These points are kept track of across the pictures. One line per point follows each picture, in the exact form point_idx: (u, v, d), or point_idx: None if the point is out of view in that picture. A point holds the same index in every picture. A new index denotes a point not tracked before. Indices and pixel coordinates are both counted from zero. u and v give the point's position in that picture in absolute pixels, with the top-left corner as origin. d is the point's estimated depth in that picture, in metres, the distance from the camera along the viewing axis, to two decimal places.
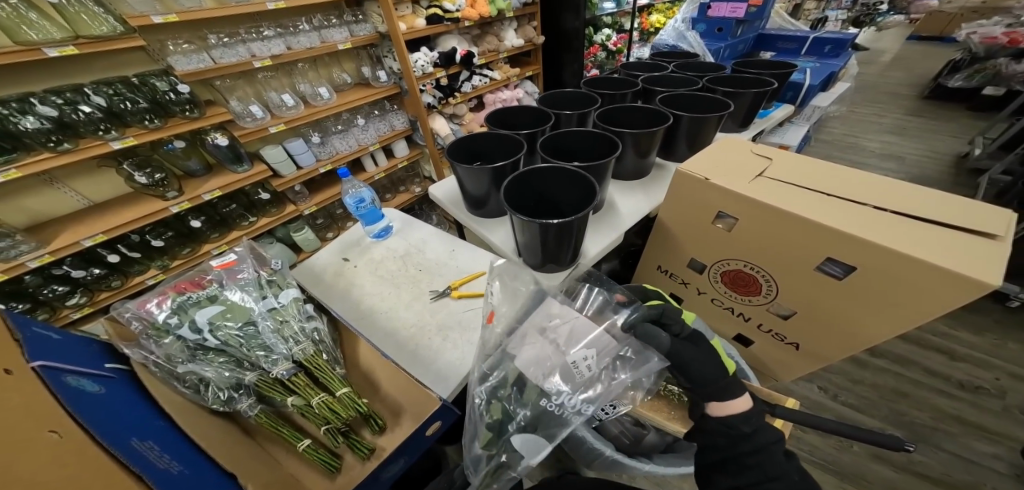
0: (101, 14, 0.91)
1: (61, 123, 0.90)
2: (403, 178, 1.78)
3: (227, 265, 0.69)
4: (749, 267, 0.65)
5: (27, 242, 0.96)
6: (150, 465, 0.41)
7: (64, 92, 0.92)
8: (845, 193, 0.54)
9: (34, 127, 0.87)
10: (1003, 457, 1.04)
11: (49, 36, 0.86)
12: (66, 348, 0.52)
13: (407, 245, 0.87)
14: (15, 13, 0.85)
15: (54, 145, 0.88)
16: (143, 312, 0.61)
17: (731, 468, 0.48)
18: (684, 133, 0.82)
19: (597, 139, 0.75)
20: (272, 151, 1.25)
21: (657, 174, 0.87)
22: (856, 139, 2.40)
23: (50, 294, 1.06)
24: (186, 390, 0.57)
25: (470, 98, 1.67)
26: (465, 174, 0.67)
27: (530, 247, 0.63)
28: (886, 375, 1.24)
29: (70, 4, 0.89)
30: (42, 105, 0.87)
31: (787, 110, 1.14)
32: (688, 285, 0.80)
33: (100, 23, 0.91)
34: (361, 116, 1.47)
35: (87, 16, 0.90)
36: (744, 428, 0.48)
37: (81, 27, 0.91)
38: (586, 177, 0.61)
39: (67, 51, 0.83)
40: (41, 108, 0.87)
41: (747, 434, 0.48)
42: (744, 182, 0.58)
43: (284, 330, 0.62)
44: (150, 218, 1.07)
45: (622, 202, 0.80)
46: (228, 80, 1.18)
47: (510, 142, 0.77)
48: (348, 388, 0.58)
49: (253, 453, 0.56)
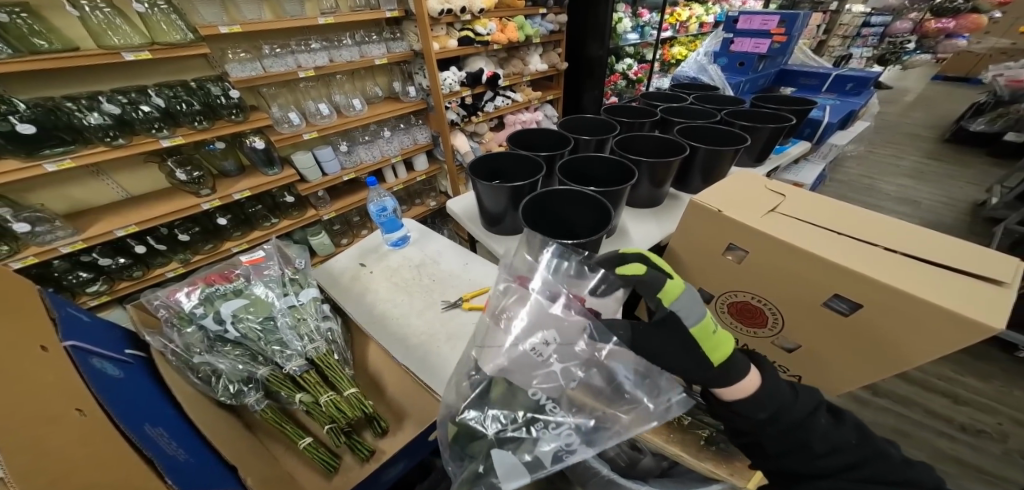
0: (178, 22, 0.99)
1: (121, 120, 0.97)
2: (420, 191, 1.82)
3: (255, 261, 0.72)
4: (757, 299, 0.65)
5: (63, 228, 1.01)
6: (161, 452, 0.42)
7: (130, 92, 0.99)
8: (854, 232, 0.56)
9: (96, 123, 0.93)
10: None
11: (131, 41, 0.95)
12: (92, 330, 0.55)
13: (422, 256, 0.89)
14: (106, 20, 0.93)
15: (110, 140, 0.94)
16: (172, 301, 0.64)
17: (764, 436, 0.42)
18: (699, 165, 0.84)
19: (614, 167, 0.77)
20: (302, 156, 1.31)
21: (670, 204, 0.90)
22: (872, 180, 2.40)
23: (74, 280, 1.11)
24: (198, 381, 0.58)
25: (492, 118, 1.73)
26: (485, 190, 0.71)
27: None
28: (887, 414, 1.20)
29: (155, 13, 0.96)
30: (107, 104, 0.94)
31: (803, 147, 1.16)
32: None
33: (175, 31, 0.99)
34: (387, 128, 1.53)
35: (165, 24, 0.98)
36: (759, 416, 0.42)
37: (160, 35, 0.98)
38: (602, 201, 0.63)
39: (142, 56, 0.90)
40: (106, 105, 0.93)
41: (763, 421, 0.42)
42: (755, 215, 0.60)
43: (301, 327, 0.65)
44: (181, 213, 1.12)
45: (634, 229, 0.82)
46: (273, 88, 1.25)
47: (530, 163, 0.79)
48: (355, 388, 0.60)
49: (254, 447, 0.58)
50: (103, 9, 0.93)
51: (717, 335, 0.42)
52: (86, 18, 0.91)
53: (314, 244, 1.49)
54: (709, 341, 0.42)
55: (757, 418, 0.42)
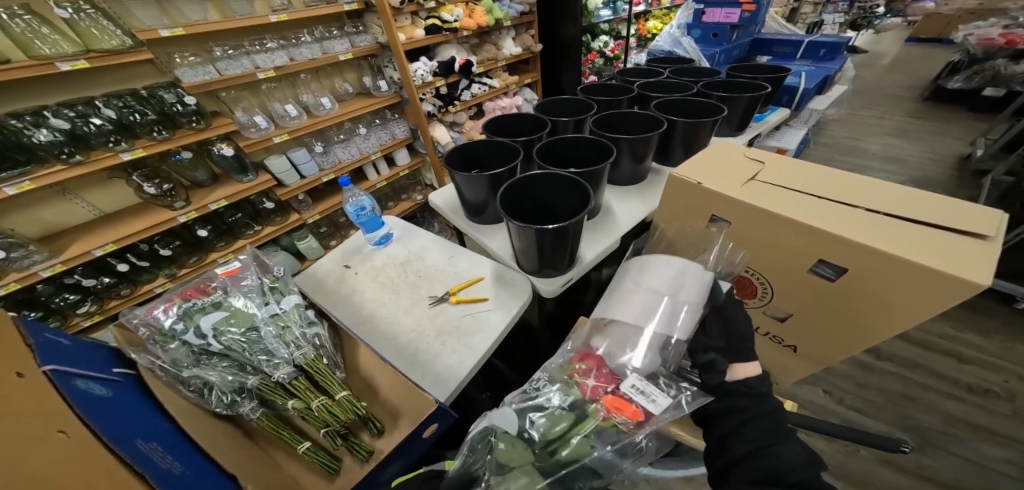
0: (112, 28, 0.94)
1: (73, 135, 0.93)
2: (406, 186, 1.80)
3: (231, 272, 0.71)
4: (744, 270, 0.65)
5: (39, 252, 0.98)
6: (154, 465, 0.43)
7: (76, 105, 0.94)
8: (837, 195, 0.55)
9: (47, 139, 0.89)
10: (1014, 461, 1.03)
11: (60, 49, 0.89)
12: (74, 353, 0.54)
13: (407, 252, 0.87)
14: (28, 27, 0.88)
15: (66, 157, 0.90)
16: (151, 318, 0.63)
17: (746, 433, 0.44)
18: (679, 138, 0.82)
19: (593, 147, 0.75)
20: (276, 161, 1.27)
21: (653, 179, 0.88)
22: (857, 141, 2.40)
23: (61, 302, 1.09)
24: (190, 394, 0.59)
25: (470, 106, 1.69)
26: (464, 181, 0.69)
27: (528, 252, 0.64)
28: (893, 379, 1.23)
29: (83, 18, 0.92)
30: (54, 118, 0.89)
31: (781, 114, 1.13)
32: None
33: (110, 38, 0.94)
34: (363, 125, 1.49)
35: (97, 30, 0.93)
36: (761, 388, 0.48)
37: (92, 41, 0.93)
38: (581, 183, 0.61)
39: (78, 65, 0.85)
40: (53, 121, 0.89)
41: (764, 395, 0.48)
42: (737, 185, 0.59)
43: (286, 335, 0.63)
44: (159, 228, 1.09)
45: (619, 208, 0.81)
46: (232, 91, 1.21)
47: (508, 149, 0.76)
48: (347, 391, 0.60)
49: (254, 455, 0.58)
50: (22, 15, 0.87)
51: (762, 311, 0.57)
52: (6, 27, 0.86)
53: (302, 249, 1.47)
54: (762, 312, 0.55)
55: (759, 391, 0.48)
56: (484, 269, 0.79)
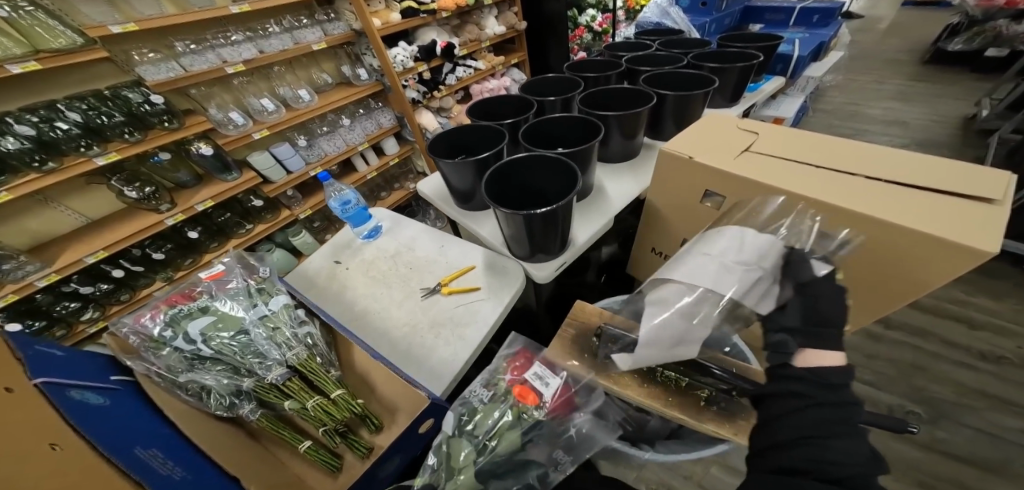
0: (57, 27, 0.88)
1: (41, 142, 0.91)
2: (398, 175, 1.77)
3: (215, 276, 0.70)
4: None
5: (31, 262, 0.97)
6: (153, 472, 0.42)
7: (37, 109, 0.91)
8: (836, 164, 0.53)
9: (15, 147, 0.86)
10: None
11: (7, 52, 0.83)
12: (67, 364, 0.54)
13: (397, 244, 0.86)
14: None
15: (37, 164, 0.87)
16: (139, 326, 0.62)
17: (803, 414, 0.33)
18: (670, 112, 0.79)
19: (580, 126, 0.72)
20: (258, 156, 1.23)
21: (645, 155, 0.85)
22: (858, 107, 2.33)
23: (64, 310, 1.08)
24: (189, 398, 0.59)
25: (457, 90, 1.65)
26: (450, 169, 0.66)
27: (518, 238, 0.62)
28: (902, 349, 1.22)
29: (23, 17, 0.87)
30: (19, 125, 0.87)
31: (779, 82, 1.08)
32: None
33: (58, 38, 0.88)
34: (347, 116, 1.46)
35: (41, 29, 0.87)
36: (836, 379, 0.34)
37: (39, 42, 0.88)
38: (569, 164, 0.59)
39: (31, 67, 0.80)
40: (18, 127, 0.87)
41: (839, 387, 0.34)
42: (730, 158, 0.57)
43: (277, 336, 0.63)
44: (148, 232, 1.08)
45: (611, 187, 0.78)
46: (203, 88, 1.15)
47: (493, 132, 0.73)
48: (342, 390, 0.60)
49: (258, 456, 0.58)
50: None
51: None
52: None
53: (298, 245, 1.45)
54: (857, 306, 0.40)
55: (831, 382, 0.34)
56: (475, 257, 0.78)
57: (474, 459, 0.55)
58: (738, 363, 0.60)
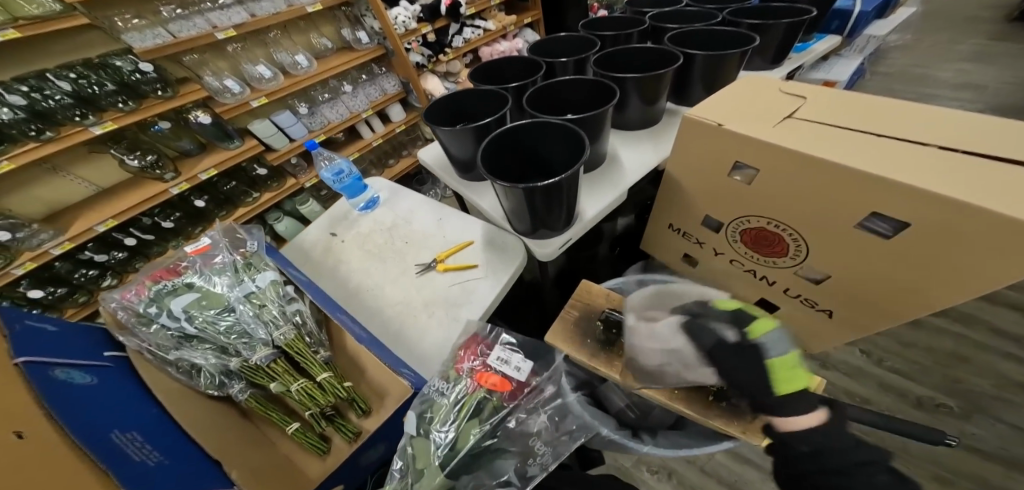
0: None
1: (34, 112, 0.90)
2: (405, 142, 1.71)
3: (201, 250, 0.68)
4: (775, 225, 0.56)
5: (44, 230, 0.99)
6: (127, 459, 0.40)
7: (28, 79, 0.91)
8: (898, 129, 0.44)
9: (9, 117, 0.86)
10: None
11: None
12: (58, 339, 0.53)
13: (395, 216, 0.81)
14: None
15: (35, 134, 0.87)
16: (128, 301, 0.61)
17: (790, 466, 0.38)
18: (698, 78, 0.69)
19: (595, 88, 0.64)
20: (260, 124, 1.21)
21: (667, 122, 0.76)
22: (924, 70, 2.07)
23: (83, 277, 1.11)
24: (180, 376, 0.58)
25: (464, 53, 1.55)
26: (448, 137, 0.60)
27: (518, 213, 0.56)
28: (943, 336, 1.11)
29: None
30: (9, 95, 0.86)
31: (831, 43, 0.96)
32: (704, 245, 0.72)
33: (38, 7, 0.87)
34: (348, 83, 1.41)
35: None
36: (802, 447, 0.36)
37: (19, 11, 0.86)
38: (577, 132, 0.52)
39: (10, 34, 0.76)
40: (9, 97, 0.86)
41: (810, 454, 0.36)
42: (768, 126, 0.48)
43: (263, 314, 0.60)
44: (153, 201, 1.08)
45: (627, 156, 0.70)
46: (196, 55, 1.14)
47: (496, 96, 0.66)
48: (328, 373, 0.57)
49: (248, 436, 0.57)
50: None
51: (796, 370, 0.37)
52: None
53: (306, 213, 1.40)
54: (787, 376, 0.36)
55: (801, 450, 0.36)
56: (474, 232, 0.73)
57: (439, 459, 0.50)
58: (757, 357, 0.55)
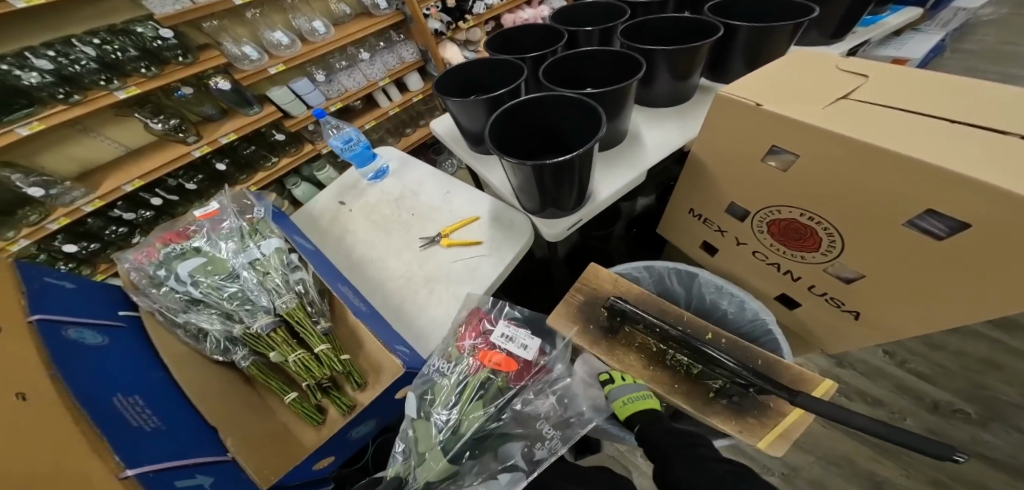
0: None
1: (62, 76, 0.93)
2: (422, 112, 1.68)
3: (210, 215, 0.68)
4: (807, 217, 0.50)
5: (75, 188, 1.03)
6: (125, 425, 0.40)
7: (54, 44, 0.94)
8: (969, 111, 0.37)
9: (37, 81, 0.90)
10: None
11: None
12: (74, 299, 0.54)
13: (402, 187, 0.79)
14: None
15: (63, 97, 0.91)
16: (141, 264, 0.62)
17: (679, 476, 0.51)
18: (742, 47, 0.61)
19: (621, 61, 0.59)
20: (278, 91, 1.23)
21: (699, 99, 0.69)
22: (1014, 48, 1.82)
23: (113, 234, 1.16)
24: (187, 339, 0.59)
25: (486, 21, 1.49)
26: (458, 108, 0.56)
27: (527, 190, 0.52)
28: (977, 341, 1.03)
29: None
30: (37, 59, 0.90)
31: (909, 15, 0.84)
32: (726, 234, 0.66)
33: None
34: (366, 50, 1.40)
35: None
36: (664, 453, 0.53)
37: None
38: (596, 107, 0.47)
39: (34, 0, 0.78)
40: (37, 61, 0.89)
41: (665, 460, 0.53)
42: (814, 108, 0.42)
43: (266, 282, 0.60)
44: (176, 163, 1.11)
45: (650, 135, 0.65)
46: (215, 22, 1.13)
47: (512, 67, 0.62)
48: (325, 345, 0.56)
49: (249, 403, 0.58)
50: None
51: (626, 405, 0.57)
52: None
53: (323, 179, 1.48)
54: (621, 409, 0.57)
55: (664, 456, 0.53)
56: (481, 208, 0.70)
57: (441, 442, 0.48)
58: (766, 355, 0.56)
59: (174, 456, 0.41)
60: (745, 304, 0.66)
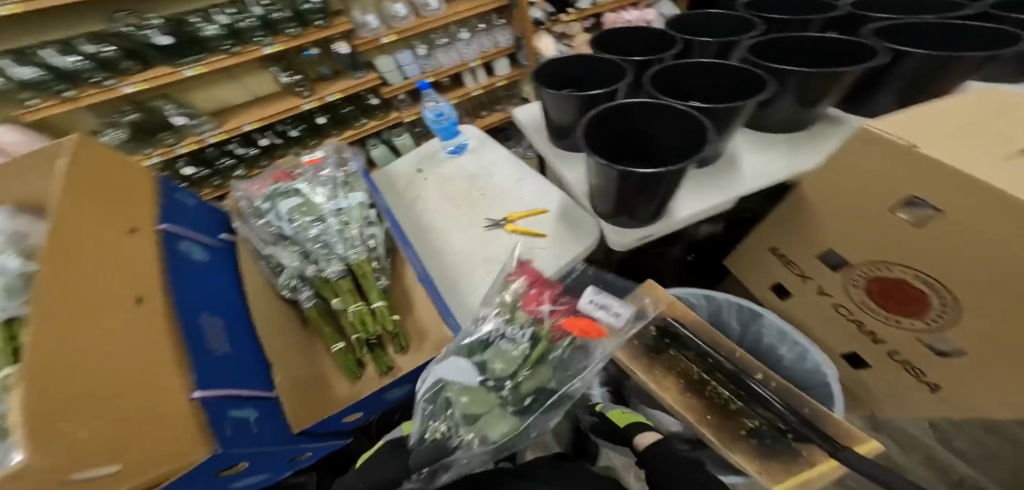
0: None
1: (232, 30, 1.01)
2: (500, 97, 1.68)
3: (315, 161, 0.74)
4: (921, 280, 0.41)
5: (208, 121, 1.20)
6: (204, 344, 0.45)
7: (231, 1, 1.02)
8: None
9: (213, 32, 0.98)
10: None
11: None
12: (195, 214, 0.62)
13: (479, 167, 0.78)
14: None
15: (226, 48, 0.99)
16: (251, 194, 0.70)
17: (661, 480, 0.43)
18: (899, 75, 0.52)
19: (739, 76, 0.52)
20: (383, 60, 1.32)
21: (827, 127, 0.60)
22: None
23: (222, 164, 1.29)
24: (269, 270, 0.64)
25: (587, 17, 1.45)
26: (551, 101, 0.55)
27: (604, 192, 0.49)
28: None
29: None
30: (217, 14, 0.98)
31: None
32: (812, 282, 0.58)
33: None
34: (466, 30, 1.42)
35: None
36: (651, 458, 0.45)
37: None
38: (700, 121, 0.43)
39: None
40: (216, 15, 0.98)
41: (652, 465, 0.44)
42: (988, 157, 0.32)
43: (346, 231, 0.63)
44: (286, 113, 1.23)
45: (749, 160, 0.57)
46: None
47: (614, 69, 0.58)
48: (383, 302, 0.60)
49: (304, 341, 0.62)
50: None
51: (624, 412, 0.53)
52: None
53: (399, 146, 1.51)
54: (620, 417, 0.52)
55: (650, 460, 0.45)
56: (550, 202, 0.67)
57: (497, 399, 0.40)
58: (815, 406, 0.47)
59: (234, 384, 0.45)
60: (808, 355, 0.58)
